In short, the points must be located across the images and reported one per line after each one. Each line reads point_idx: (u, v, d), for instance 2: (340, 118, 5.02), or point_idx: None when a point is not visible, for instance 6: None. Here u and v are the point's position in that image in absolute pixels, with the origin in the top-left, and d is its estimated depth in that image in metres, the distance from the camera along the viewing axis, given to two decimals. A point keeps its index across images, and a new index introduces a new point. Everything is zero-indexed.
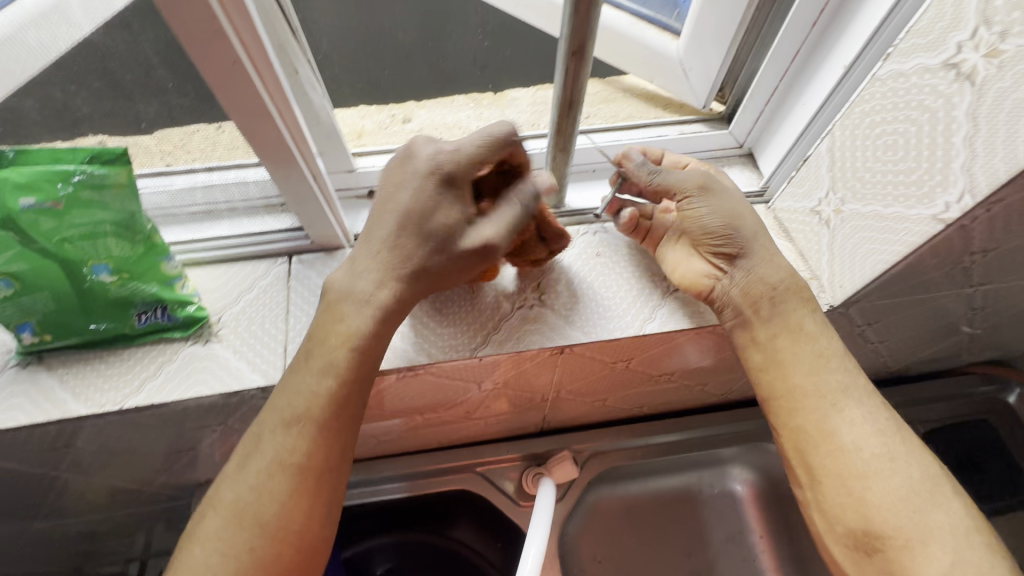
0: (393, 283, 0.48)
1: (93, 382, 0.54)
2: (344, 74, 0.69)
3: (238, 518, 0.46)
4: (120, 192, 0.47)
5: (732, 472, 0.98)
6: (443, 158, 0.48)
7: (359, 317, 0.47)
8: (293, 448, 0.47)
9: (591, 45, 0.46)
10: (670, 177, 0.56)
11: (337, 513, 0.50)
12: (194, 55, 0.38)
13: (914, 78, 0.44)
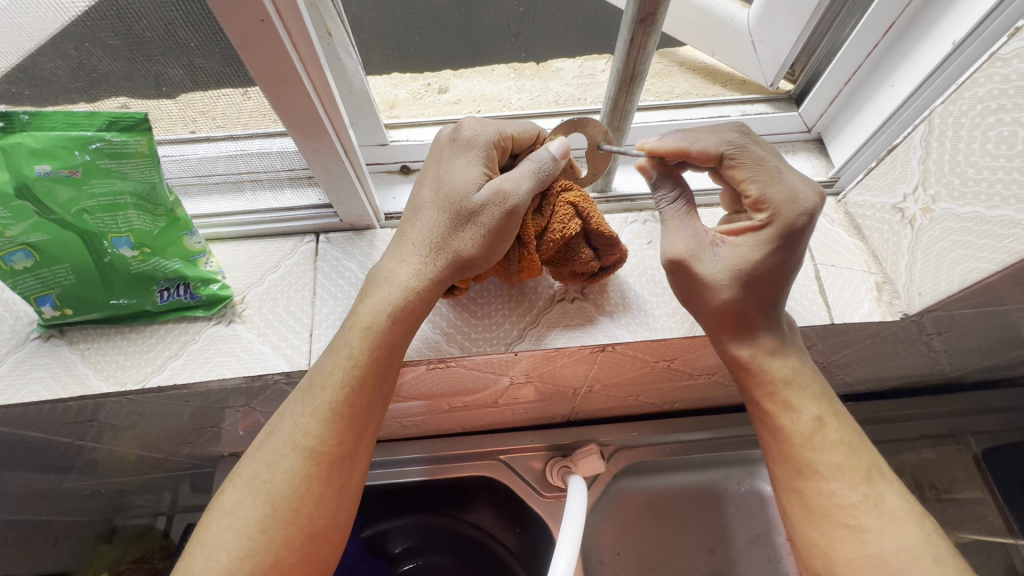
0: (415, 259, 0.46)
1: (115, 359, 0.52)
2: (374, 39, 0.66)
3: (247, 499, 0.42)
4: (138, 161, 0.44)
5: (761, 471, 0.93)
6: (467, 127, 0.47)
7: (382, 301, 0.45)
8: (311, 431, 0.43)
9: (663, 12, 0.40)
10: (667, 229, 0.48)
11: (353, 504, 0.46)
12: (216, 9, 0.33)
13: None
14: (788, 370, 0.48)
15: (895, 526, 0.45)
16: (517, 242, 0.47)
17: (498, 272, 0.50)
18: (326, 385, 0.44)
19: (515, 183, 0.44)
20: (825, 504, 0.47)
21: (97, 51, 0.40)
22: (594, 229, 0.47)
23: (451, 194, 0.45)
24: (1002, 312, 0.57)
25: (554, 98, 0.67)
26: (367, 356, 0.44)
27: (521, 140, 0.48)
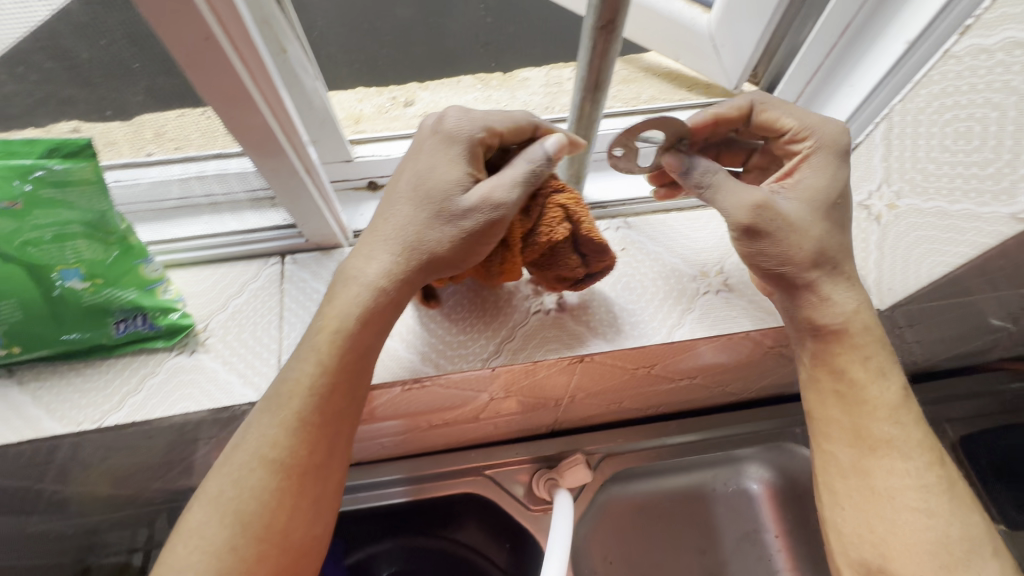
0: (385, 258, 0.43)
1: (69, 398, 0.49)
2: (342, 55, 0.66)
3: (212, 520, 0.41)
4: (86, 189, 0.42)
5: (748, 470, 0.94)
6: (456, 119, 0.44)
7: (350, 303, 0.43)
8: (279, 442, 0.42)
9: (623, 19, 0.39)
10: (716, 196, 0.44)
11: (330, 513, 0.45)
12: (157, 28, 0.32)
13: (1000, 55, 0.38)
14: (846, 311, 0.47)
15: (950, 508, 0.46)
16: (502, 243, 0.45)
17: (477, 272, 0.49)
18: (292, 393, 0.43)
19: (506, 187, 0.42)
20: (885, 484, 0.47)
21: (32, 76, 0.38)
22: (584, 234, 0.46)
23: (431, 191, 0.43)
24: (970, 301, 0.58)
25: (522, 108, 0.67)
26: (336, 361, 0.43)
27: (510, 133, 0.45)
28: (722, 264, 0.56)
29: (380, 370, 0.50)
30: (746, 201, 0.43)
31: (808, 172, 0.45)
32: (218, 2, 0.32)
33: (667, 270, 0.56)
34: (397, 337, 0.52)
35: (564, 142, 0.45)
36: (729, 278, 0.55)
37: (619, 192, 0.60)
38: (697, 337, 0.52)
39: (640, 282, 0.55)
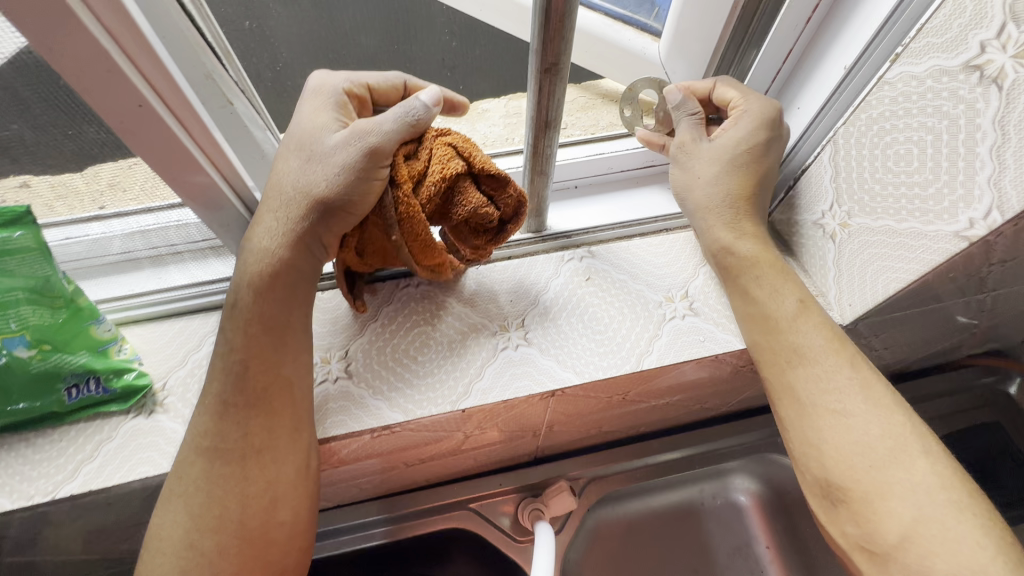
0: (274, 215, 0.44)
1: (19, 470, 0.47)
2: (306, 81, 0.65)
3: (166, 518, 0.42)
4: (27, 256, 0.41)
5: (733, 482, 0.94)
6: (328, 80, 0.47)
7: (245, 265, 0.45)
8: (213, 430, 0.43)
9: (566, 61, 0.40)
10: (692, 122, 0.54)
11: (297, 497, 0.44)
12: (90, 99, 0.33)
13: (929, 82, 0.39)
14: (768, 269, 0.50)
15: (884, 413, 0.44)
16: (391, 186, 0.43)
17: (377, 226, 0.45)
18: (213, 382, 0.44)
19: (376, 122, 0.43)
20: (811, 394, 0.46)
21: None
22: (479, 169, 0.45)
23: (307, 138, 0.45)
24: (932, 308, 0.59)
25: (482, 140, 0.68)
26: (243, 340, 0.44)
27: (380, 91, 0.48)
28: (687, 288, 0.57)
29: (346, 420, 0.49)
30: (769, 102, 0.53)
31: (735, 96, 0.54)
32: (149, 69, 0.34)
33: (632, 297, 0.56)
34: (362, 383, 0.51)
35: (440, 96, 0.45)
36: (695, 302, 0.56)
37: (583, 220, 0.61)
38: (666, 363, 0.52)
39: (605, 311, 0.55)
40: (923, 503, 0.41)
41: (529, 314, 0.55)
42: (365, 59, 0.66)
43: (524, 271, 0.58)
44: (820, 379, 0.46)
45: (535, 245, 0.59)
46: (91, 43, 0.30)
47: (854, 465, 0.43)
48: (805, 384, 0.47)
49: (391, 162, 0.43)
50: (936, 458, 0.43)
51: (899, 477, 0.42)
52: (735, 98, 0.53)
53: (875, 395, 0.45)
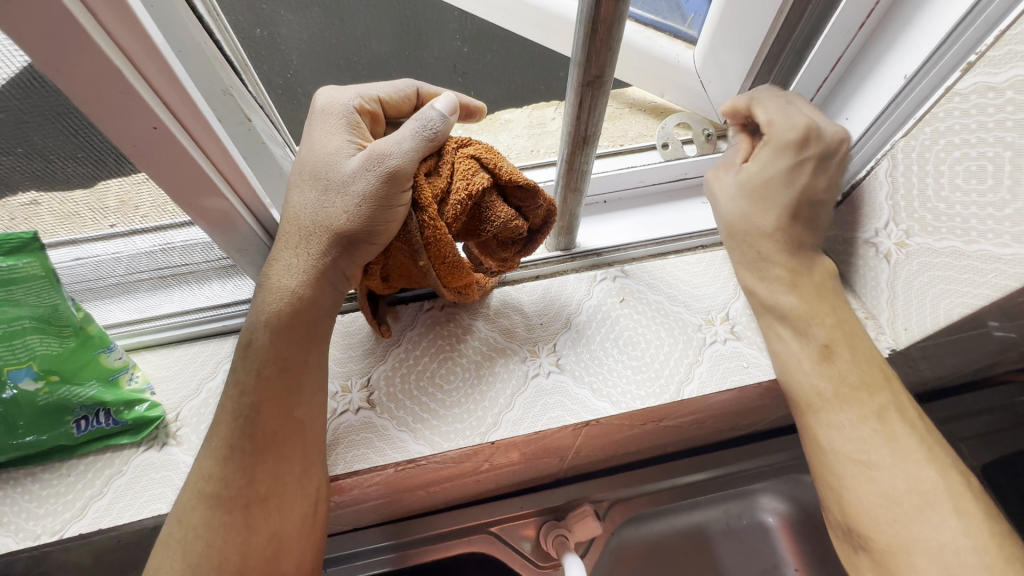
0: (293, 250, 0.42)
1: (25, 508, 0.44)
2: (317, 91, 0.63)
3: (158, 564, 0.39)
4: (33, 285, 0.38)
5: (761, 502, 0.89)
6: (333, 96, 0.44)
7: (261, 302, 0.42)
8: (220, 473, 0.40)
9: (610, 74, 0.37)
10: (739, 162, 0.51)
11: (303, 546, 0.42)
12: (100, 123, 0.31)
13: (1009, 94, 0.36)
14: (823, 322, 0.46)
15: (911, 466, 0.41)
16: (414, 210, 0.40)
17: (401, 251, 0.42)
18: (221, 424, 0.41)
19: (392, 143, 0.40)
20: (831, 440, 0.44)
21: None
22: (506, 180, 0.41)
23: (322, 163, 0.42)
24: (988, 331, 0.55)
25: (506, 152, 0.65)
26: (256, 382, 0.41)
27: (392, 103, 0.45)
28: (728, 310, 0.53)
29: (367, 454, 0.46)
30: (797, 122, 0.47)
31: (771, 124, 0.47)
32: (166, 89, 0.31)
33: (669, 319, 0.53)
34: (385, 414, 0.48)
35: (457, 103, 0.42)
36: (736, 325, 0.52)
37: (613, 237, 0.58)
38: (709, 392, 0.49)
39: (643, 336, 0.52)
40: (949, 561, 0.37)
41: (561, 339, 0.52)
42: (376, 67, 0.64)
43: (554, 291, 0.55)
44: (847, 430, 0.43)
45: (565, 263, 0.56)
46: (102, 65, 0.28)
47: (876, 517, 0.40)
48: (822, 429, 0.44)
49: (413, 184, 0.40)
50: (970, 519, 0.38)
51: (925, 533, 0.39)
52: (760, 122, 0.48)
53: (902, 448, 0.41)
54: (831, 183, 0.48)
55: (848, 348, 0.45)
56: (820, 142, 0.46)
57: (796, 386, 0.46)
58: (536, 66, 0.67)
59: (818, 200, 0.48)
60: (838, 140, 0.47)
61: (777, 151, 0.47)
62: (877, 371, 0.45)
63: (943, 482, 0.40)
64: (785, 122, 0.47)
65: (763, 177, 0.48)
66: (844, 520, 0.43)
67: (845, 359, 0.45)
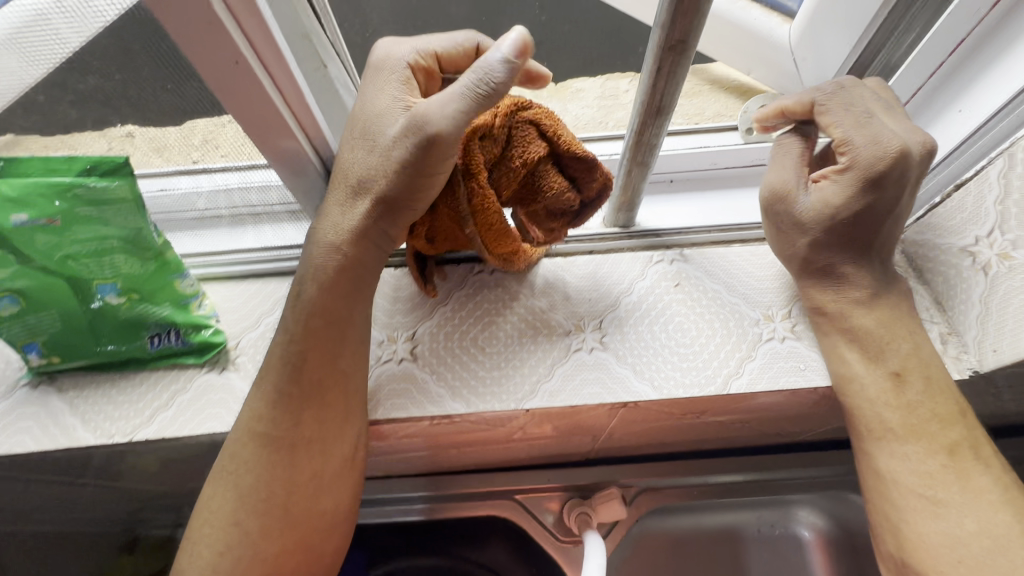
0: (339, 208, 0.43)
1: (104, 408, 0.49)
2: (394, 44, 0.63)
3: (218, 490, 0.43)
4: (122, 207, 0.41)
5: (798, 514, 0.86)
6: (381, 54, 0.44)
7: (311, 257, 0.44)
8: (270, 416, 0.43)
9: (696, 39, 0.35)
10: (789, 168, 0.45)
11: (342, 487, 0.45)
12: (191, 55, 0.32)
13: None
14: (881, 336, 0.43)
15: (984, 507, 0.40)
16: (465, 175, 0.40)
17: (448, 215, 0.43)
18: (270, 369, 0.44)
19: (437, 104, 0.38)
20: (895, 471, 0.42)
21: (67, 99, 0.39)
22: (564, 150, 0.41)
23: (370, 121, 0.42)
24: None
25: (573, 122, 0.63)
26: (302, 332, 0.43)
27: (448, 59, 0.44)
28: (791, 308, 0.50)
29: (406, 403, 0.48)
30: (886, 147, 0.40)
31: (854, 146, 0.41)
32: (250, 26, 0.32)
33: (725, 308, 0.50)
34: (427, 368, 0.49)
35: (527, 41, 0.36)
36: (798, 324, 0.49)
37: (675, 218, 0.55)
38: (760, 388, 0.47)
39: (695, 324, 0.50)
40: None
41: (608, 316, 0.50)
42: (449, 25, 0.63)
43: (606, 267, 0.53)
44: (915, 459, 0.42)
45: (620, 241, 0.54)
46: None
47: (942, 556, 0.40)
48: (886, 459, 0.43)
49: (463, 149, 0.40)
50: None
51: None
52: (839, 140, 0.41)
53: (973, 487, 0.40)
54: (907, 198, 0.42)
55: (923, 378, 0.43)
56: (911, 165, 0.40)
57: (858, 416, 0.44)
58: (614, 41, 0.66)
59: (889, 220, 0.43)
60: (925, 154, 0.40)
61: (863, 180, 0.40)
62: (953, 403, 0.42)
63: (1020, 528, 0.39)
64: (873, 148, 0.40)
65: (845, 208, 0.42)
66: (905, 555, 0.41)
67: (918, 390, 0.42)
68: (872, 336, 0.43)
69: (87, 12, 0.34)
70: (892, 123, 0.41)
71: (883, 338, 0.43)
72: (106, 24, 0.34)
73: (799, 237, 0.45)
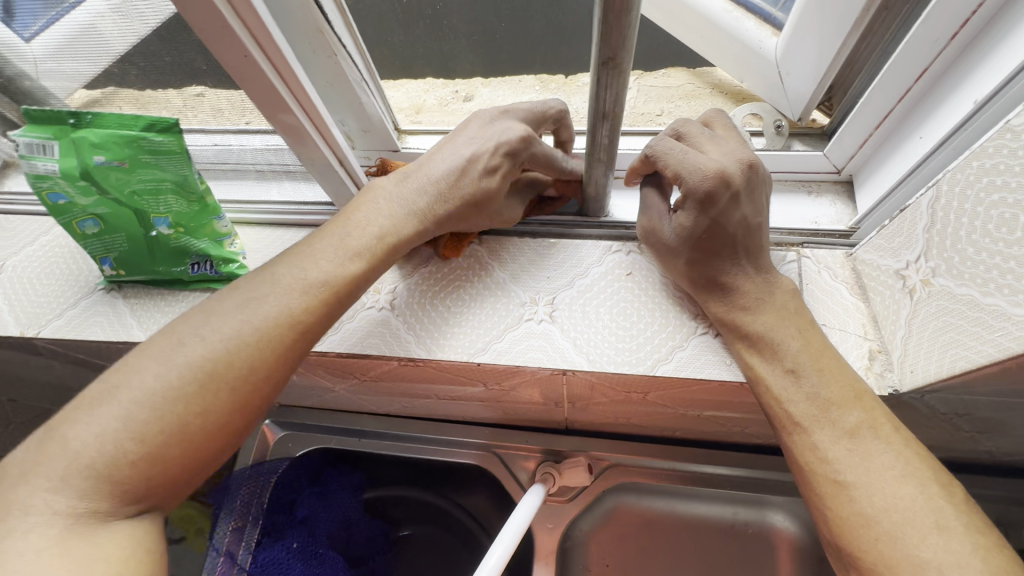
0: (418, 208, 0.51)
1: (154, 315, 0.62)
2: (462, 25, 0.75)
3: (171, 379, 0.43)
4: (174, 157, 0.52)
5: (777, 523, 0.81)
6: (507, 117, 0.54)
7: (375, 209, 0.51)
8: (277, 329, 0.46)
9: (627, 57, 0.39)
10: (655, 211, 0.52)
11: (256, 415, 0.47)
12: (214, 48, 0.42)
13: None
14: (787, 336, 0.47)
15: (888, 483, 0.42)
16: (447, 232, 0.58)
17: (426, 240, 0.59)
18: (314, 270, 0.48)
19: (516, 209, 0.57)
20: (811, 461, 0.45)
21: (136, 69, 0.50)
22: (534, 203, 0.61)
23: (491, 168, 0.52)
24: None
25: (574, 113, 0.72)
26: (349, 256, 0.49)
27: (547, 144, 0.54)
28: None
29: (379, 344, 0.57)
30: (706, 169, 0.45)
31: (680, 173, 0.46)
32: (255, 27, 0.41)
33: (667, 299, 0.55)
34: (401, 318, 0.58)
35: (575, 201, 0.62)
36: None
37: None
38: (683, 374, 0.52)
39: (637, 310, 0.55)
40: None
41: (562, 294, 0.57)
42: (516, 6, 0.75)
43: (570, 251, 0.59)
44: (819, 448, 0.44)
45: (591, 229, 0.60)
46: (211, 8, 0.38)
47: (861, 536, 0.41)
48: (795, 454, 0.46)
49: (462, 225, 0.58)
50: (951, 535, 0.39)
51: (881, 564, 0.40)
52: (669, 172, 0.47)
53: (875, 466, 0.42)
54: (747, 208, 0.47)
55: (815, 371, 0.46)
56: (733, 180, 0.45)
57: (772, 410, 0.48)
58: (642, 36, 0.72)
59: (740, 231, 0.48)
60: (747, 169, 0.47)
61: (695, 206, 0.47)
62: (852, 389, 0.45)
63: (922, 499, 0.40)
64: (694, 175, 0.45)
65: (694, 231, 0.48)
66: (835, 539, 0.43)
67: (814, 381, 0.46)
68: (763, 337, 0.48)
69: (149, 6, 0.44)
70: (711, 150, 0.47)
71: (794, 342, 0.47)
72: (158, 14, 0.44)
73: (676, 259, 0.51)
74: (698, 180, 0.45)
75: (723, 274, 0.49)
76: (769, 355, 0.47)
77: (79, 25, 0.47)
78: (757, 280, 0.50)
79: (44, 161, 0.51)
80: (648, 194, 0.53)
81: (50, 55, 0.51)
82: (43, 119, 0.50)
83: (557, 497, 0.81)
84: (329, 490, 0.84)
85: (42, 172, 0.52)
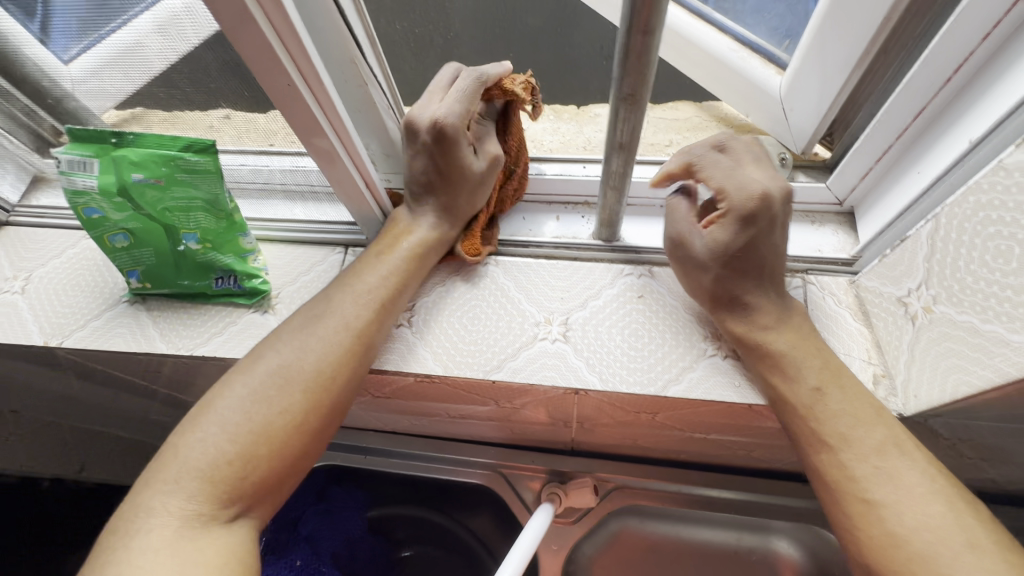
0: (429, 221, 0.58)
1: (176, 329, 0.64)
2: (479, 57, 0.79)
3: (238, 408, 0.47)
4: (208, 177, 0.55)
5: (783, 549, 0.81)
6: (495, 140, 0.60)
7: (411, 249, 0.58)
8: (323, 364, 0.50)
9: (646, 94, 0.42)
10: (684, 224, 0.54)
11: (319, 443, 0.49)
12: (259, 76, 0.45)
13: (1016, 175, 0.37)
14: (796, 360, 0.49)
15: (897, 504, 0.43)
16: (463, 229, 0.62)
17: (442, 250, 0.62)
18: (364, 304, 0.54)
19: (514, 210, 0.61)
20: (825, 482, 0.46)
21: (166, 90, 0.53)
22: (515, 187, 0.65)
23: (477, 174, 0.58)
24: None
25: (586, 141, 0.73)
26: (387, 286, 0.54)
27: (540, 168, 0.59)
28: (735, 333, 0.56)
29: (395, 360, 0.58)
30: (751, 190, 0.48)
31: (730, 190, 0.49)
32: (299, 61, 0.44)
33: (679, 322, 0.57)
34: (415, 334, 0.59)
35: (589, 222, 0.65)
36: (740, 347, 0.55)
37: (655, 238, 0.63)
38: (693, 395, 0.53)
39: (648, 331, 0.57)
40: None
41: (575, 315, 0.59)
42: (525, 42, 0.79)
43: (583, 271, 0.62)
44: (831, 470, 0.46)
45: (602, 252, 0.63)
46: (262, 41, 0.41)
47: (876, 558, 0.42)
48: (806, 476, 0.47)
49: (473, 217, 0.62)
50: (961, 558, 0.40)
51: None
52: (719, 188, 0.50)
53: (884, 488, 0.44)
54: (780, 232, 0.50)
55: (822, 395, 0.48)
56: (775, 202, 0.48)
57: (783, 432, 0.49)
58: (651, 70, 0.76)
59: (769, 255, 0.51)
60: (788, 198, 0.50)
61: (736, 221, 0.49)
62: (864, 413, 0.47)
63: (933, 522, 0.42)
64: (741, 193, 0.48)
65: (728, 247, 0.50)
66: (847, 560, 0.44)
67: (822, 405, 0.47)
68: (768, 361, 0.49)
69: (184, 32, 0.46)
70: (755, 172, 0.50)
71: (802, 362, 0.49)
72: (189, 39, 0.47)
73: (702, 275, 0.53)
74: (745, 199, 0.48)
75: (744, 295, 0.51)
76: (779, 378, 0.49)
77: (110, 47, 0.50)
78: (766, 304, 0.52)
79: (83, 177, 0.53)
80: (680, 207, 0.55)
81: (85, 76, 0.54)
82: (86, 138, 0.53)
83: (563, 519, 0.81)
84: (334, 508, 0.85)
85: (80, 188, 0.54)
